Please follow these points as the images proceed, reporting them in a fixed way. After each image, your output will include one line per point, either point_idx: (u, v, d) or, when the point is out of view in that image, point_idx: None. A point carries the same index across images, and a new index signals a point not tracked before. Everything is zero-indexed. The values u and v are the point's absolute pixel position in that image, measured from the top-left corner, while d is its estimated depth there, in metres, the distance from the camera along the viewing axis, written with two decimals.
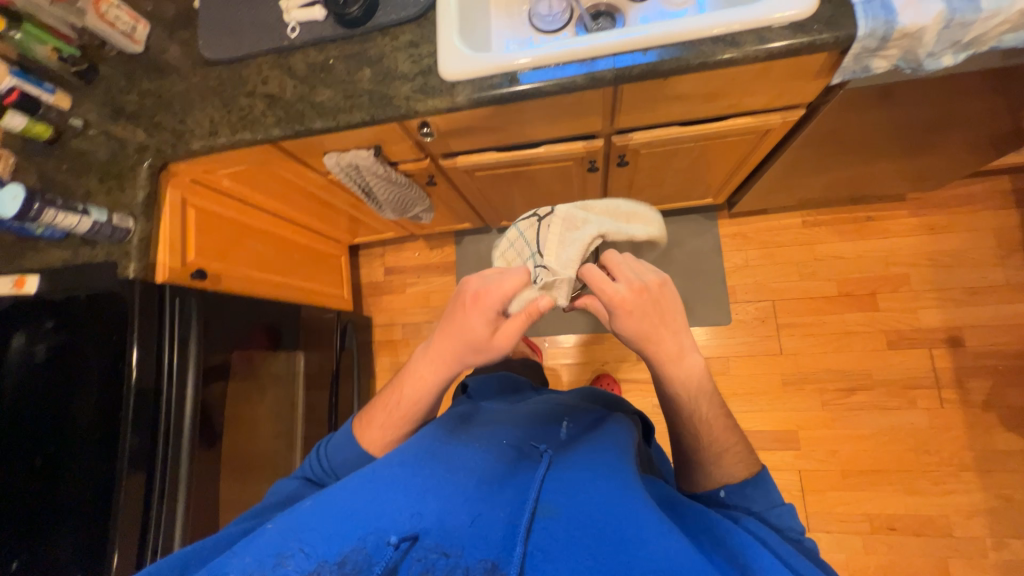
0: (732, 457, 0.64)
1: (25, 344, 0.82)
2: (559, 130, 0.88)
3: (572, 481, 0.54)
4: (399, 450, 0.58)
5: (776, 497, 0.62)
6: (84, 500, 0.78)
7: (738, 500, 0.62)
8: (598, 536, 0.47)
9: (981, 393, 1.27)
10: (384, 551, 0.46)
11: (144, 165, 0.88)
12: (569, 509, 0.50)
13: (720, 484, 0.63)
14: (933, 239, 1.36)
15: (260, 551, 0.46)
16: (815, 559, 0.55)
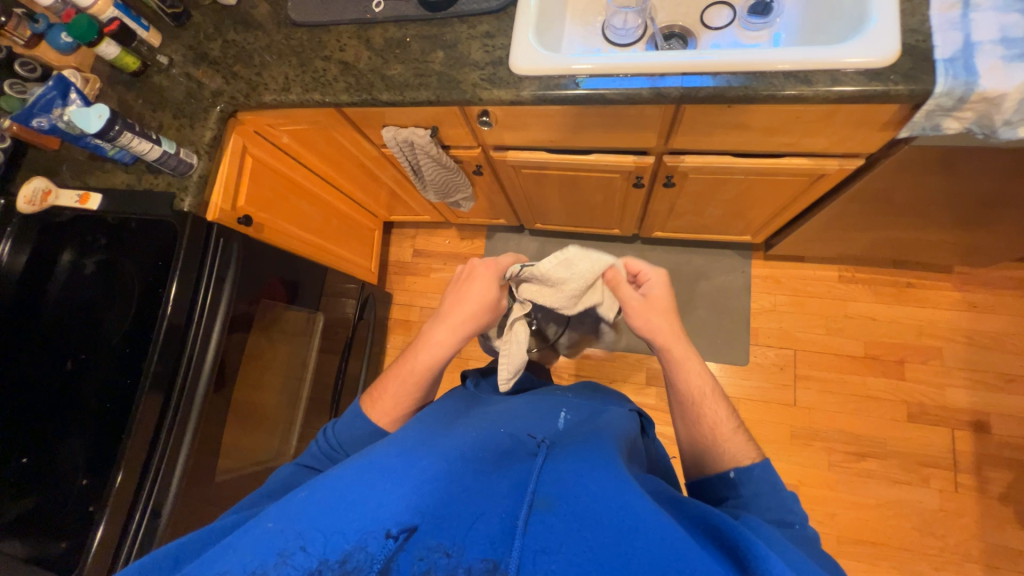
0: (737, 436, 0.67)
1: (78, 257, 0.91)
2: (613, 140, 0.89)
3: (567, 474, 0.52)
4: (393, 442, 0.57)
5: (777, 481, 0.61)
6: (104, 411, 0.83)
7: (745, 478, 0.62)
8: (595, 527, 0.44)
9: (1000, 485, 1.21)
10: (383, 544, 0.45)
11: (216, 109, 0.93)
12: (564, 501, 0.48)
13: (729, 465, 0.64)
14: (973, 317, 1.31)
15: (255, 539, 0.46)
16: (817, 546, 0.52)
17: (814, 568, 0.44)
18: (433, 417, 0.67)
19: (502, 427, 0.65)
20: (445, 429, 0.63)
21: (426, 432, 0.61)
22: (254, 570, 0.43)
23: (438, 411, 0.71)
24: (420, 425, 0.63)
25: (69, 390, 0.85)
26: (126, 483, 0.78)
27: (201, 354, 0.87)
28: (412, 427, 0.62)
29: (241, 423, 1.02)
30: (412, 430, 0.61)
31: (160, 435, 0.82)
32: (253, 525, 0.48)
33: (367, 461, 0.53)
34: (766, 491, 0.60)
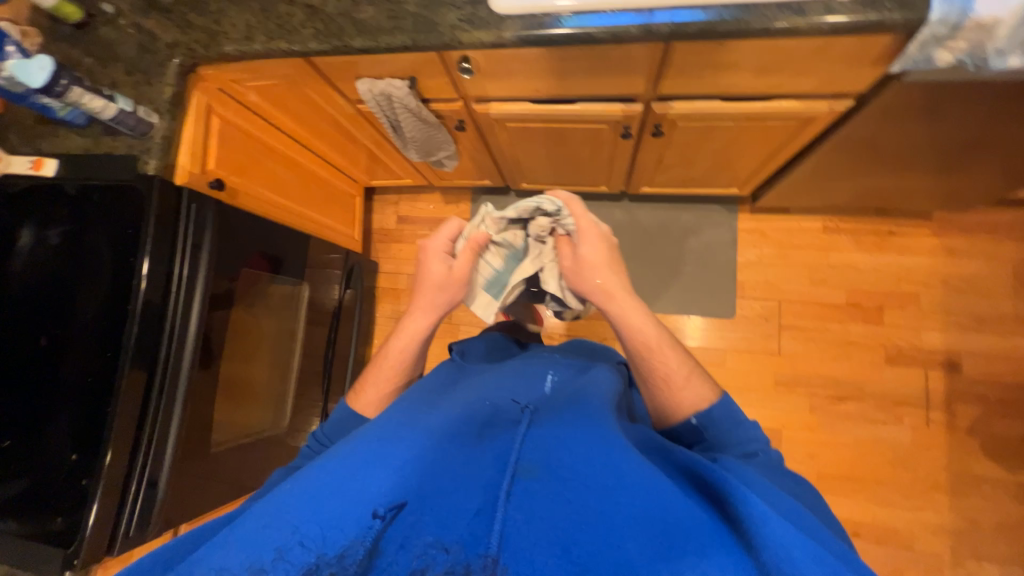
0: (695, 382, 0.69)
1: (36, 231, 0.85)
2: (599, 87, 0.86)
3: (550, 441, 0.54)
4: (375, 428, 0.59)
5: (739, 416, 0.67)
6: (86, 389, 0.79)
7: (707, 422, 0.66)
8: (577, 489, 0.48)
9: (968, 418, 1.28)
10: (371, 523, 0.45)
11: (174, 62, 0.86)
12: (548, 468, 0.51)
13: (691, 412, 0.67)
14: (950, 262, 1.35)
15: (240, 534, 0.45)
16: (778, 467, 0.60)
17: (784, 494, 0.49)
18: (417, 397, 0.69)
19: (487, 397, 0.66)
20: (429, 407, 0.65)
21: (410, 414, 0.62)
22: (252, 567, 0.42)
23: (422, 389, 0.72)
24: (402, 408, 0.65)
25: (48, 367, 0.81)
26: (117, 460, 0.77)
27: (183, 326, 0.84)
28: (395, 411, 0.64)
29: (231, 397, 1.02)
30: (396, 414, 0.63)
31: (149, 413, 0.81)
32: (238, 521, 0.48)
33: (351, 448, 0.54)
34: (726, 428, 0.65)
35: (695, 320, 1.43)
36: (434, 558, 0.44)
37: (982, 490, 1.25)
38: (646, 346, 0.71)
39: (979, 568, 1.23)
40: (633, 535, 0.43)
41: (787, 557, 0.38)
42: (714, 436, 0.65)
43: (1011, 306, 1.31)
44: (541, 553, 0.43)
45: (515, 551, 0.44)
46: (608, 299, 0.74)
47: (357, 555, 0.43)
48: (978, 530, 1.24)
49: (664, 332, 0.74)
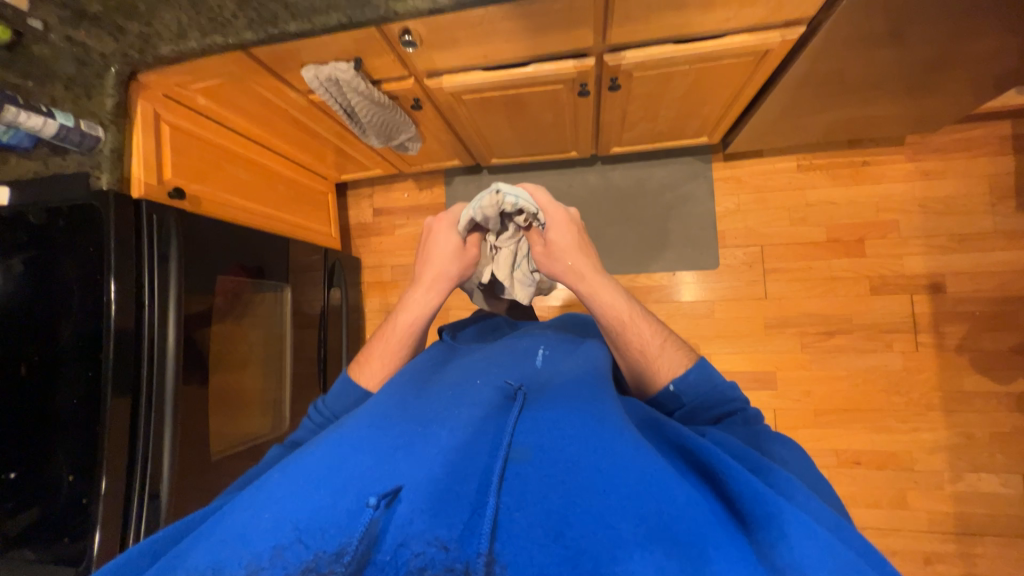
0: (672, 351, 0.70)
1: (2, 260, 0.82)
2: (547, 45, 0.84)
3: (541, 423, 0.54)
4: (364, 416, 0.59)
5: (715, 376, 0.67)
6: (75, 415, 0.79)
7: (683, 387, 0.66)
8: (570, 469, 0.48)
9: (956, 337, 1.30)
10: (363, 514, 0.45)
11: (111, 72, 0.85)
12: (540, 451, 0.50)
13: (669, 378, 0.67)
14: (926, 185, 1.34)
15: (230, 531, 0.45)
16: (763, 431, 0.63)
17: (788, 475, 0.51)
18: (405, 380, 0.68)
19: (475, 379, 0.66)
20: (418, 394, 0.65)
21: (398, 401, 0.62)
22: (248, 565, 0.42)
23: (409, 371, 0.72)
24: (391, 394, 0.64)
25: (32, 396, 0.80)
26: (116, 477, 0.78)
27: (162, 339, 0.84)
28: (384, 395, 0.64)
29: (226, 405, 1.03)
30: (384, 400, 0.62)
31: (139, 428, 0.81)
32: (227, 518, 0.48)
33: (339, 440, 0.54)
34: (703, 391, 0.66)
35: (687, 278, 1.43)
36: (432, 555, 0.43)
37: (975, 404, 1.28)
38: (619, 321, 0.71)
39: (977, 480, 1.27)
40: (627, 516, 0.44)
41: (790, 549, 0.41)
42: (693, 399, 0.65)
43: (989, 221, 1.31)
44: (535, 538, 0.44)
45: (509, 539, 0.44)
46: (576, 282, 0.76)
47: (353, 550, 0.43)
48: (974, 443, 1.27)
49: (636, 305, 0.74)
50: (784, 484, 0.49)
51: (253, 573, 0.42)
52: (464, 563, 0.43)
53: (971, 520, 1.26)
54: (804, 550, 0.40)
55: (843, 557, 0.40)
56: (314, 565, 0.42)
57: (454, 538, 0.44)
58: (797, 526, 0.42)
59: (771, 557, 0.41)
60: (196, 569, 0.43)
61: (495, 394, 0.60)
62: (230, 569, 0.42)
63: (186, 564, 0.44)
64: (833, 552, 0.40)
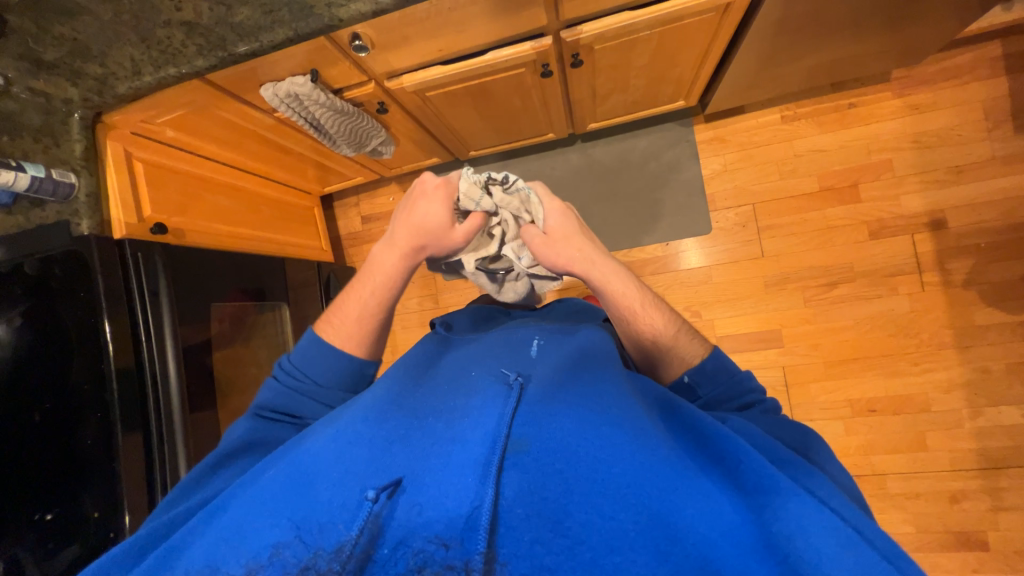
0: (685, 339, 0.69)
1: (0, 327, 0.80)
2: (501, 30, 0.83)
3: (540, 409, 0.53)
4: (360, 409, 0.58)
5: (732, 367, 0.68)
6: (91, 457, 0.81)
7: (699, 378, 0.67)
8: (568, 460, 0.48)
9: (962, 272, 1.27)
10: (363, 508, 0.46)
11: (75, 117, 0.86)
12: (538, 439, 0.50)
13: (683, 370, 0.68)
14: (918, 119, 1.30)
15: (230, 527, 0.48)
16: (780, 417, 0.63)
17: (822, 478, 0.50)
18: (401, 372, 0.68)
19: (473, 370, 0.64)
20: (415, 388, 0.64)
21: (393, 396, 0.61)
22: (249, 564, 0.45)
23: (406, 364, 0.71)
24: (386, 388, 0.63)
25: (51, 448, 0.80)
26: (137, 505, 0.82)
27: (163, 370, 0.87)
28: (380, 389, 0.63)
29: None
30: (379, 394, 0.61)
31: (153, 458, 0.85)
32: (226, 514, 0.50)
33: (334, 434, 0.54)
34: (720, 383, 0.66)
35: (691, 245, 1.40)
36: (432, 552, 0.44)
37: (989, 337, 1.25)
38: (629, 312, 0.69)
39: (997, 414, 1.25)
40: (627, 505, 0.44)
41: (801, 535, 0.41)
42: (708, 391, 0.66)
43: (986, 148, 1.26)
44: (531, 527, 0.45)
45: (507, 530, 0.45)
46: (589, 270, 0.71)
47: (352, 547, 0.45)
48: (990, 377, 1.25)
49: (646, 289, 0.72)
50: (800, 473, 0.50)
51: (253, 572, 0.44)
52: (463, 561, 0.44)
53: (994, 454, 1.24)
54: (817, 540, 0.41)
55: (850, 537, 0.41)
56: (314, 563, 0.44)
57: (454, 537, 0.45)
58: (810, 516, 0.43)
59: (786, 546, 0.41)
60: (196, 568, 0.45)
61: (495, 382, 0.59)
62: (228, 567, 0.45)
63: (189, 563, 0.46)
64: (851, 542, 0.41)
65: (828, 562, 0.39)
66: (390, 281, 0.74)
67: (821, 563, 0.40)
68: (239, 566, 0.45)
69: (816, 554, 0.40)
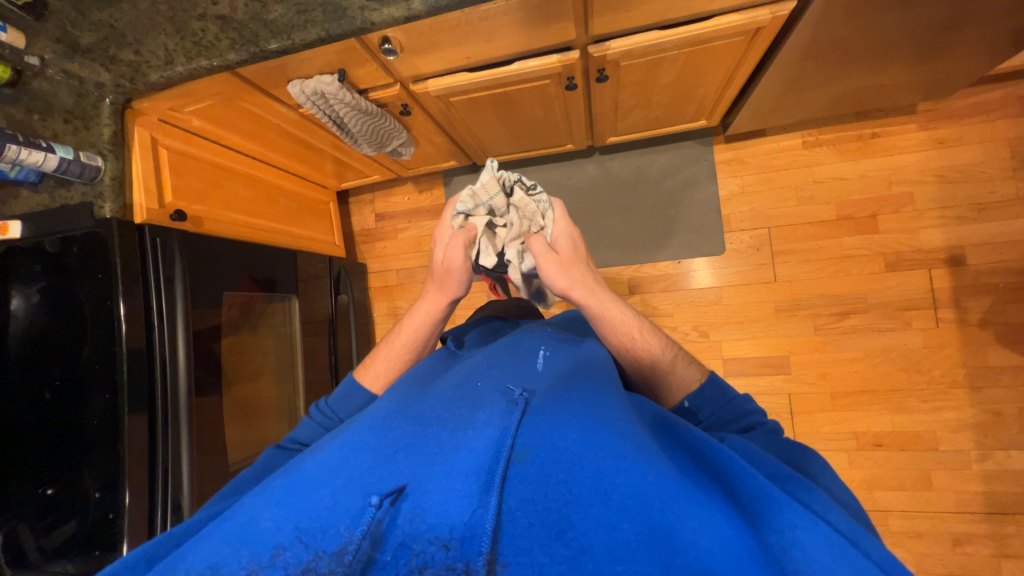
0: (682, 365, 0.73)
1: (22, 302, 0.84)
2: (528, 42, 0.83)
3: (544, 423, 0.53)
4: (365, 420, 0.60)
5: (731, 392, 0.69)
6: (96, 438, 0.81)
7: (699, 403, 0.68)
8: (570, 471, 0.48)
9: (979, 311, 1.25)
10: (365, 513, 0.46)
11: (106, 102, 0.87)
12: (541, 450, 0.50)
13: (683, 397, 0.70)
14: (942, 154, 1.28)
15: (233, 529, 0.47)
16: (784, 438, 0.62)
17: (820, 493, 0.50)
18: (406, 383, 0.69)
19: (479, 380, 0.65)
20: (419, 395, 0.65)
21: (400, 405, 0.62)
22: (249, 564, 0.44)
23: (412, 377, 0.71)
24: (392, 398, 0.65)
25: (64, 421, 0.82)
26: (137, 488, 0.82)
27: (174, 356, 0.88)
28: (386, 402, 0.64)
29: (243, 415, 1.07)
30: (386, 405, 0.63)
31: (156, 442, 0.85)
32: (229, 518, 0.49)
33: (340, 444, 0.55)
34: (718, 406, 0.68)
35: (703, 265, 1.39)
36: (432, 553, 0.44)
37: (1003, 379, 1.23)
38: (629, 336, 0.73)
39: (1007, 458, 1.22)
40: (630, 516, 0.44)
41: (797, 545, 0.41)
42: (709, 415, 0.68)
43: (1010, 187, 1.25)
44: (532, 534, 0.44)
45: (512, 539, 0.44)
46: (588, 299, 0.73)
47: (354, 549, 0.44)
48: (1002, 420, 1.23)
49: (637, 314, 0.76)
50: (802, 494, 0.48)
51: (253, 573, 0.44)
52: (463, 562, 0.43)
53: (1002, 499, 1.22)
54: (814, 549, 0.41)
55: (841, 547, 0.42)
56: (314, 564, 0.44)
57: (454, 538, 0.45)
58: (806, 530, 0.42)
59: (783, 559, 0.41)
60: (196, 569, 0.45)
61: (499, 394, 0.59)
62: (230, 569, 0.44)
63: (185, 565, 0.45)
64: (844, 556, 0.41)
65: (822, 568, 0.40)
66: (423, 322, 0.82)
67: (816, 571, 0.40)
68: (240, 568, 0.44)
69: (810, 563, 0.40)
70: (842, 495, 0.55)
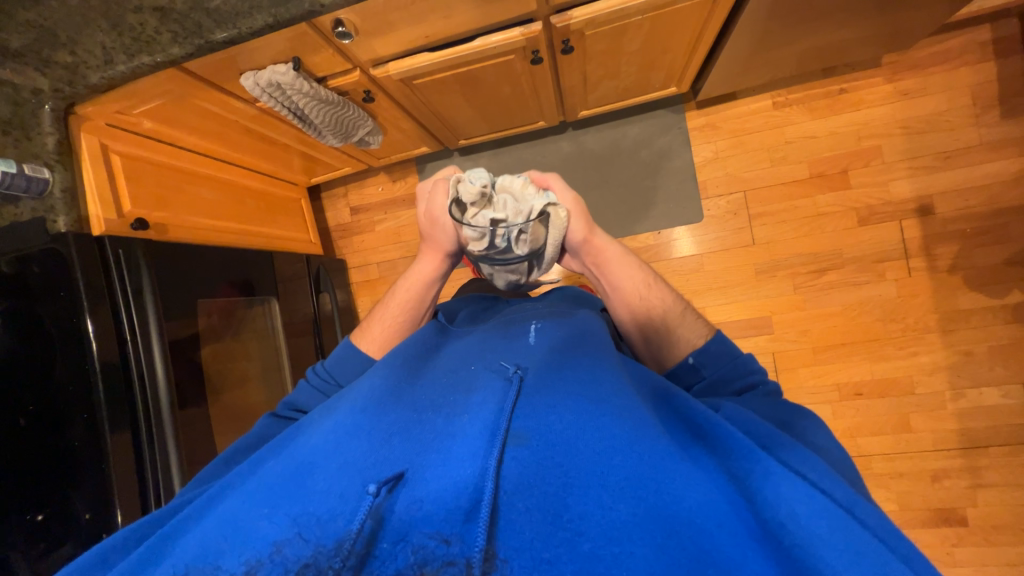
0: (689, 320, 0.75)
1: None
2: (489, 15, 0.80)
3: (539, 403, 0.53)
4: (356, 400, 0.58)
5: (733, 348, 0.70)
6: (77, 459, 0.79)
7: (703, 359, 0.69)
8: (567, 452, 0.48)
9: (948, 257, 1.29)
10: (363, 502, 0.46)
11: (46, 109, 0.81)
12: (537, 432, 0.50)
13: (689, 351, 0.72)
14: (907, 105, 1.30)
15: (231, 521, 0.47)
16: (784, 401, 0.63)
17: (806, 453, 0.51)
18: (398, 362, 0.67)
19: (472, 365, 0.64)
20: (412, 379, 0.64)
21: (392, 386, 0.61)
22: (250, 560, 0.44)
23: (403, 354, 0.69)
24: (382, 376, 0.63)
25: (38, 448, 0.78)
26: (128, 503, 0.82)
27: (152, 370, 0.86)
28: (375, 380, 0.62)
29: (232, 421, 1.06)
30: (373, 384, 0.61)
31: (145, 459, 0.84)
32: (222, 507, 0.49)
33: (334, 426, 0.54)
34: (723, 364, 0.69)
35: (682, 233, 1.40)
36: (432, 548, 0.44)
37: (973, 321, 1.28)
38: (638, 291, 0.78)
39: (979, 395, 1.28)
40: (627, 497, 0.44)
41: (795, 522, 0.41)
42: (712, 372, 0.69)
43: (973, 133, 1.27)
44: (530, 520, 0.44)
45: (508, 523, 0.44)
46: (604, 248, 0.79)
47: (352, 541, 0.44)
48: (972, 360, 1.28)
49: (649, 271, 0.80)
50: (800, 458, 0.49)
51: (252, 571, 0.43)
52: (464, 559, 0.43)
53: (975, 434, 1.28)
54: (815, 524, 0.41)
55: (837, 520, 0.42)
56: (314, 560, 0.43)
57: (454, 533, 0.45)
58: (797, 500, 0.43)
59: (781, 534, 0.41)
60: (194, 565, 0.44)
61: (494, 374, 0.59)
62: (231, 564, 0.44)
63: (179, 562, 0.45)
64: (846, 530, 0.41)
65: (827, 548, 0.40)
66: (416, 285, 0.83)
67: (816, 546, 0.40)
68: (240, 564, 0.44)
69: (810, 539, 0.40)
70: (838, 455, 0.56)
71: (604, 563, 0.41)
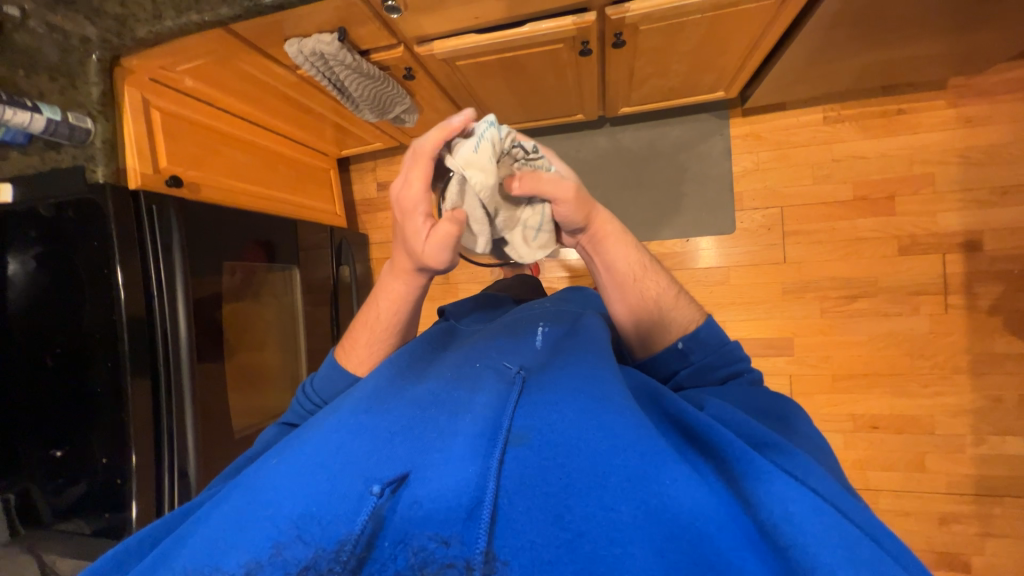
0: (680, 306, 0.70)
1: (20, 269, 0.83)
2: (542, 2, 0.78)
3: (540, 402, 0.52)
4: (357, 399, 0.57)
5: (724, 336, 0.67)
6: (100, 407, 0.82)
7: (693, 344, 0.66)
8: (569, 451, 0.46)
9: (990, 298, 1.23)
10: (366, 502, 0.45)
11: (92, 59, 0.81)
12: (537, 432, 0.49)
13: (678, 336, 0.67)
14: (968, 133, 1.23)
15: (235, 516, 0.46)
16: (769, 390, 0.64)
17: (788, 444, 0.50)
18: (404, 359, 0.65)
19: (477, 360, 0.62)
20: (416, 373, 0.63)
21: (391, 382, 0.60)
22: (249, 563, 0.42)
23: (408, 351, 0.67)
24: (383, 374, 0.62)
25: (69, 388, 0.83)
26: (144, 456, 0.83)
27: (174, 326, 0.87)
28: (378, 377, 0.61)
29: (246, 381, 1.08)
30: (377, 380, 0.60)
31: (161, 416, 0.85)
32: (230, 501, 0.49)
33: (337, 425, 0.52)
34: (711, 350, 0.66)
35: (710, 243, 1.37)
36: (432, 550, 0.43)
37: (1007, 366, 1.23)
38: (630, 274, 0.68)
39: (1001, 443, 1.23)
40: (626, 497, 0.43)
41: (790, 518, 0.39)
42: (700, 358, 0.66)
43: None
44: (531, 521, 0.43)
45: (507, 522, 0.43)
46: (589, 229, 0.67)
47: (353, 545, 0.43)
48: (1001, 407, 1.23)
49: (642, 253, 0.70)
50: (787, 455, 0.48)
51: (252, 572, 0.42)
52: (464, 560, 0.42)
53: (992, 482, 1.24)
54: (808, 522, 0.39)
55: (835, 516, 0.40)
56: (314, 563, 0.42)
57: (454, 535, 0.43)
58: (795, 497, 0.41)
59: (775, 532, 0.39)
60: (200, 561, 0.43)
61: (494, 375, 0.58)
62: (231, 566, 0.42)
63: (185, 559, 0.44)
64: (837, 525, 0.39)
65: (816, 542, 0.37)
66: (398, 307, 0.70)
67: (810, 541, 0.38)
68: (241, 565, 0.42)
69: (805, 537, 0.38)
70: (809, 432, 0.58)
71: (605, 563, 0.40)
